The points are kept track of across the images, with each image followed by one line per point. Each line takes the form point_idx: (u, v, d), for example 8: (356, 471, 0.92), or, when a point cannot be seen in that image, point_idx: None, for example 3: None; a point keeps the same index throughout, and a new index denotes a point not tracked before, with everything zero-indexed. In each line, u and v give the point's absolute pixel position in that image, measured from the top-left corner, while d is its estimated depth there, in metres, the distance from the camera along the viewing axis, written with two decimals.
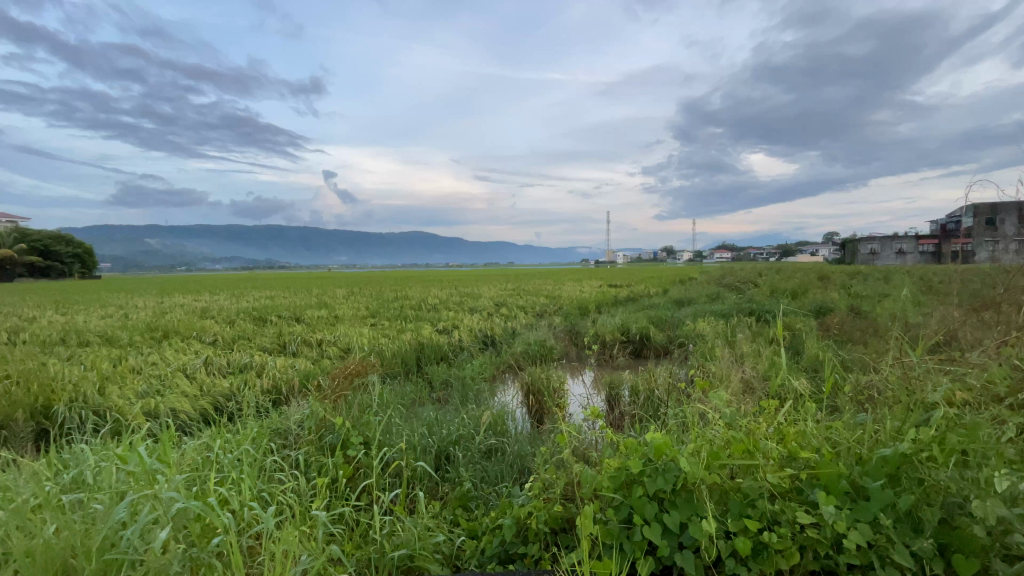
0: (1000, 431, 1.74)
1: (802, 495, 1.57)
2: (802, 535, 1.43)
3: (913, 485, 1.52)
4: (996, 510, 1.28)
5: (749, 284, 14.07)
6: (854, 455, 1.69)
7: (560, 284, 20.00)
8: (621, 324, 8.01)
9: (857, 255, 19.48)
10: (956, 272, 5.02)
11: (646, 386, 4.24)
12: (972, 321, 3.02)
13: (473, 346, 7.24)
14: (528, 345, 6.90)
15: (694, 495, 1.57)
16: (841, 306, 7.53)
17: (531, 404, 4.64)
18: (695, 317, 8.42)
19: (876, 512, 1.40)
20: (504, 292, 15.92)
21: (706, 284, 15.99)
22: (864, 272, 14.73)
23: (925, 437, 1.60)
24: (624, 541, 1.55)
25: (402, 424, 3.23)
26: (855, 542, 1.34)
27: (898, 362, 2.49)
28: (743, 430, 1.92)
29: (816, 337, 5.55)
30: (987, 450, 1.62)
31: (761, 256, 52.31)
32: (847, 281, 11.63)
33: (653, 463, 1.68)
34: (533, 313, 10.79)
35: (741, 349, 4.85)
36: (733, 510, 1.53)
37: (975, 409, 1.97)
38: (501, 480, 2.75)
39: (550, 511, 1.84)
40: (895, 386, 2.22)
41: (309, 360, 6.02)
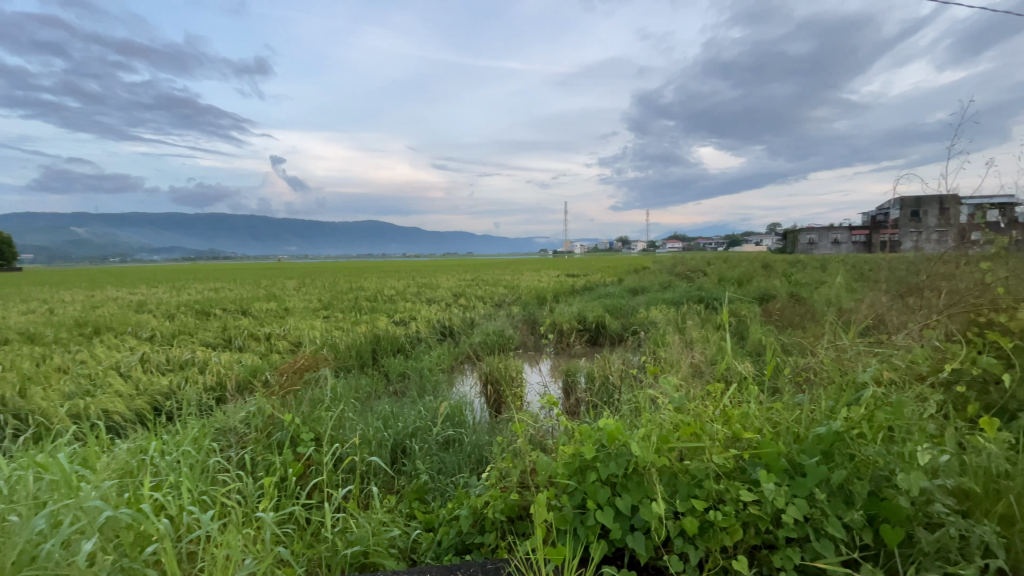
0: (922, 408, 1.87)
1: (744, 474, 1.63)
2: (744, 512, 1.48)
3: (845, 461, 1.60)
4: (919, 482, 1.38)
5: (699, 273, 14.72)
6: (792, 434, 1.76)
7: (519, 274, 20.20)
8: (578, 313, 8.14)
9: (797, 244, 20.53)
10: (884, 260, 5.35)
11: (601, 372, 4.35)
12: (898, 306, 3.23)
13: (430, 337, 7.15)
14: (487, 335, 6.89)
15: (644, 478, 1.59)
16: (783, 293, 7.93)
17: (489, 394, 4.65)
18: (648, 305, 8.66)
19: (812, 487, 1.46)
20: (462, 282, 15.85)
21: (658, 273, 16.49)
22: (801, 261, 15.58)
23: (856, 415, 1.70)
24: (579, 526, 1.57)
25: (356, 418, 3.14)
26: (793, 517, 1.40)
27: (832, 345, 2.66)
28: (690, 412, 1.98)
29: (760, 322, 5.83)
30: (911, 426, 1.74)
31: (710, 246, 54.39)
32: (788, 270, 12.14)
33: (606, 448, 1.69)
34: (492, 303, 10.81)
35: (691, 336, 5.03)
36: (681, 491, 1.57)
37: (900, 387, 2.12)
38: (458, 470, 2.75)
39: (506, 500, 1.83)
40: (830, 368, 2.36)
41: (258, 355, 5.77)
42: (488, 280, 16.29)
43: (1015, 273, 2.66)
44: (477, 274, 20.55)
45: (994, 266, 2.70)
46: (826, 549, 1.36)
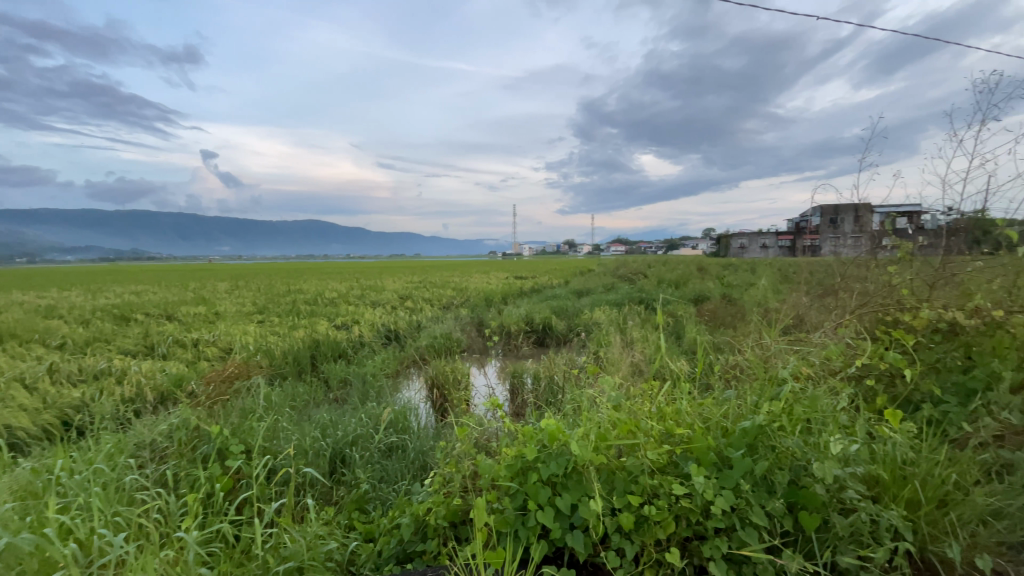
0: (835, 401, 2.03)
1: (677, 468, 1.70)
2: (677, 505, 1.54)
3: (768, 452, 1.70)
4: (831, 470, 1.49)
5: (641, 275, 15.29)
6: (721, 428, 1.85)
7: (467, 276, 20.11)
8: (524, 314, 8.21)
9: (729, 248, 21.81)
10: (805, 263, 5.77)
11: (546, 373, 4.40)
12: (817, 306, 3.49)
13: (373, 342, 6.96)
14: (432, 339, 6.80)
15: (584, 476, 1.62)
16: (716, 294, 8.38)
17: (435, 398, 4.58)
18: (592, 306, 8.89)
19: (738, 478, 1.55)
20: (408, 284, 15.55)
21: (603, 275, 16.91)
22: (733, 264, 16.55)
23: (778, 409, 1.81)
24: (520, 527, 1.57)
25: (292, 427, 3.00)
26: (721, 508, 1.48)
27: (759, 344, 2.82)
28: (627, 411, 2.03)
29: (696, 322, 6.12)
30: (826, 418, 1.88)
31: (652, 249, 56.62)
32: (721, 273, 12.86)
33: (547, 448, 1.71)
34: (439, 305, 10.70)
35: (632, 336, 5.20)
36: (619, 487, 1.60)
37: (817, 382, 2.29)
38: (401, 478, 2.69)
39: (448, 506, 1.81)
40: (756, 366, 2.51)
41: (184, 363, 5.38)
42: (434, 283, 16.08)
43: (917, 276, 2.92)
44: (424, 276, 20.24)
45: (898, 269, 2.96)
46: (750, 537, 1.44)
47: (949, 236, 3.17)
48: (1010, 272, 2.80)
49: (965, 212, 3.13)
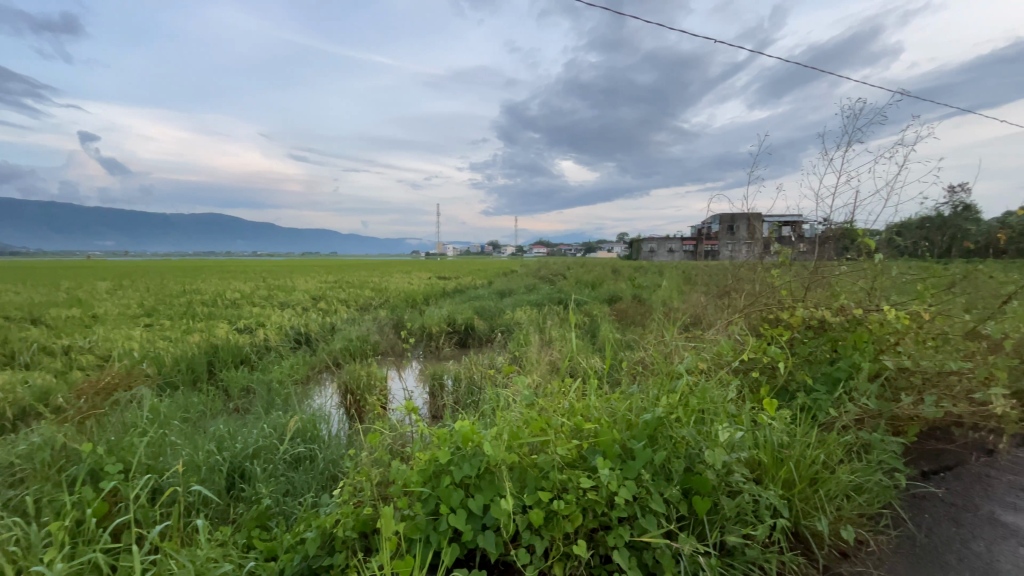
0: (725, 392, 2.21)
1: (585, 462, 1.76)
2: (584, 498, 1.60)
3: (666, 443, 1.81)
4: (720, 456, 1.63)
5: (561, 276, 15.82)
6: (625, 421, 1.95)
7: (387, 276, 19.54)
8: (445, 315, 8.13)
9: (641, 251, 23.18)
10: (706, 266, 6.27)
11: (466, 374, 4.40)
12: (713, 306, 3.80)
13: (282, 346, 6.54)
14: (347, 341, 6.53)
15: (496, 476, 1.63)
16: (628, 295, 8.87)
17: (349, 404, 4.40)
18: (513, 307, 9.02)
19: (639, 468, 1.63)
20: (321, 285, 14.77)
21: (524, 276, 17.21)
22: (645, 266, 17.64)
23: (676, 401, 1.94)
24: (431, 532, 1.55)
25: (183, 441, 2.73)
26: (624, 497, 1.55)
27: (662, 342, 3.02)
28: (539, 409, 2.08)
29: (610, 321, 6.43)
30: (717, 408, 2.05)
31: (571, 251, 58.59)
32: (633, 274, 13.63)
33: (460, 450, 1.70)
34: (356, 307, 10.31)
35: (550, 335, 5.35)
36: (529, 484, 1.63)
37: (710, 375, 2.48)
38: (308, 489, 2.55)
39: (358, 516, 1.74)
40: (658, 362, 2.68)
41: (50, 374, 4.70)
42: (351, 283, 15.45)
43: (795, 279, 3.27)
44: (341, 276, 19.37)
45: (780, 273, 3.30)
46: (650, 523, 1.53)
47: (822, 244, 3.49)
48: (868, 275, 3.21)
49: (836, 222, 3.45)
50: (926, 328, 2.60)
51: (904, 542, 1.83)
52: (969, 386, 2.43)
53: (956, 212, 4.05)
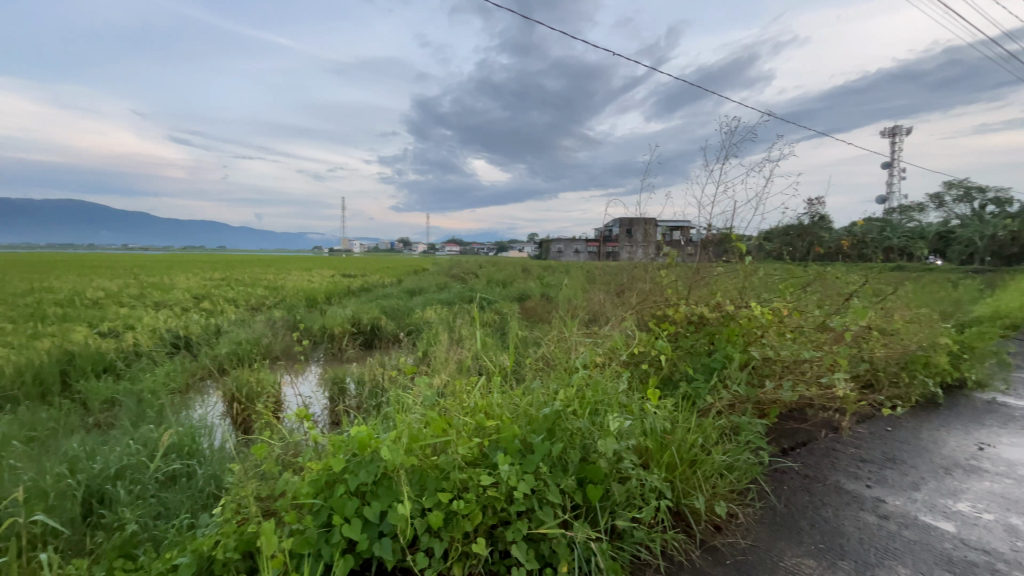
0: (619, 384, 2.35)
1: (487, 459, 1.78)
2: (484, 496, 1.61)
3: (563, 435, 1.88)
4: (611, 445, 1.72)
5: (472, 275, 15.86)
6: (526, 416, 1.99)
7: (286, 274, 18.23)
8: (349, 315, 7.78)
9: (550, 251, 23.96)
10: (607, 266, 6.63)
11: (370, 377, 4.25)
12: (611, 304, 4.03)
13: (157, 351, 5.85)
14: (236, 346, 6.01)
15: (394, 481, 1.58)
16: (537, 294, 9.13)
17: (237, 415, 4.07)
18: (423, 305, 8.87)
19: (538, 462, 1.68)
20: (208, 282, 13.44)
21: (435, 274, 17.00)
22: (554, 266, 18.28)
23: (572, 394, 2.02)
24: (323, 546, 1.48)
25: (25, 467, 2.34)
26: (523, 491, 1.59)
27: (563, 339, 3.14)
28: (441, 409, 2.06)
29: (518, 319, 6.57)
30: (611, 400, 2.17)
31: (483, 250, 58.90)
32: (542, 274, 14.05)
33: (356, 457, 1.63)
34: (248, 307, 9.52)
35: (459, 334, 5.34)
36: (429, 487, 1.61)
37: (606, 369, 2.63)
38: (185, 509, 2.30)
39: (242, 536, 1.61)
40: (558, 358, 2.78)
41: None
42: (243, 280, 14.21)
43: (680, 279, 3.57)
44: (231, 273, 17.71)
45: (668, 273, 3.58)
46: (546, 515, 1.58)
47: (704, 247, 3.77)
48: (741, 276, 3.61)
49: (717, 228, 3.77)
50: (786, 322, 2.97)
51: (766, 513, 2.08)
52: (817, 371, 2.80)
53: (814, 221, 4.67)
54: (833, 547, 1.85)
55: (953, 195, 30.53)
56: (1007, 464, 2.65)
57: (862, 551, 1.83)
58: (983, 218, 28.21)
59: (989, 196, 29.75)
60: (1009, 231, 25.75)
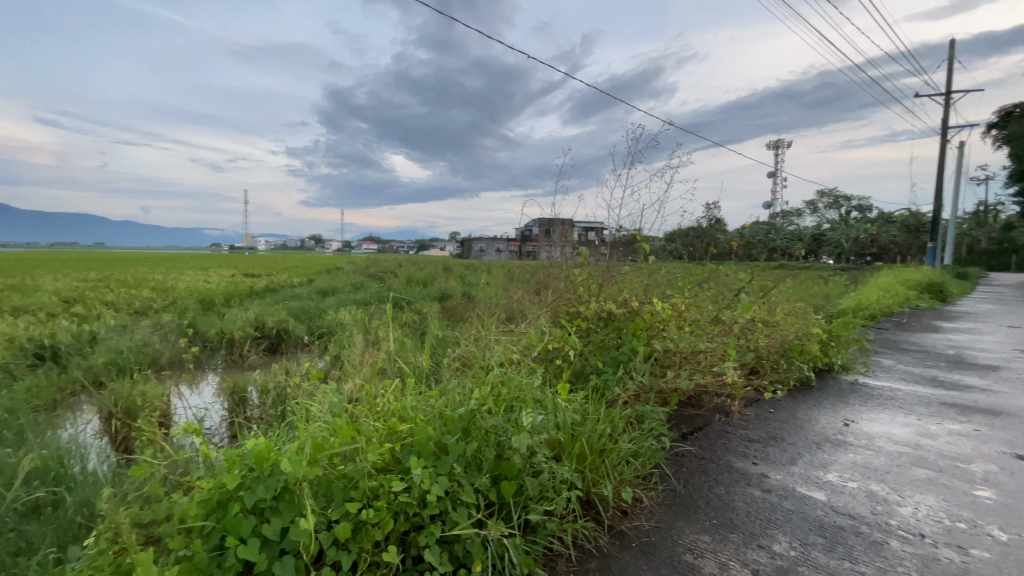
0: (533, 380, 2.40)
1: (399, 464, 1.73)
2: (395, 502, 1.57)
3: (478, 435, 1.89)
4: (524, 441, 1.76)
5: (390, 274, 15.44)
6: (441, 416, 1.97)
7: (179, 273, 16.54)
8: (253, 318, 7.24)
9: (471, 250, 23.92)
10: (526, 265, 6.76)
11: (276, 384, 3.99)
12: (528, 301, 4.11)
13: (15, 364, 5.08)
14: (118, 355, 5.39)
15: (297, 494, 1.49)
16: (457, 293, 9.09)
17: (118, 432, 3.65)
18: (337, 306, 8.48)
19: (452, 463, 1.67)
20: (80, 283, 11.81)
21: (350, 274, 16.30)
22: (474, 265, 18.28)
23: (487, 393, 2.03)
24: (216, 571, 1.36)
25: None
26: (436, 494, 1.57)
27: (479, 338, 3.15)
28: (351, 414, 1.98)
29: (437, 318, 6.50)
30: (525, 397, 2.21)
31: (402, 249, 57.44)
32: (462, 273, 14.00)
33: (254, 472, 1.52)
34: (133, 311, 8.53)
35: (375, 335, 5.18)
36: (336, 497, 1.54)
37: (521, 366, 2.67)
38: (50, 543, 2.01)
39: (117, 569, 1.43)
40: (474, 358, 2.78)
41: None
42: (125, 281, 12.67)
43: (593, 277, 3.73)
44: (110, 272, 15.75)
45: (581, 271, 3.72)
46: (461, 516, 1.58)
47: (614, 247, 4.02)
48: (646, 274, 3.86)
49: (627, 230, 4.04)
50: (685, 316, 3.21)
51: (668, 495, 2.24)
52: (711, 361, 3.06)
53: (711, 224, 5.10)
54: (725, 522, 2.03)
55: (824, 202, 34.80)
56: (864, 436, 3.07)
57: (749, 523, 2.02)
58: (846, 223, 32.48)
59: (851, 204, 34.29)
60: (866, 234, 29.88)
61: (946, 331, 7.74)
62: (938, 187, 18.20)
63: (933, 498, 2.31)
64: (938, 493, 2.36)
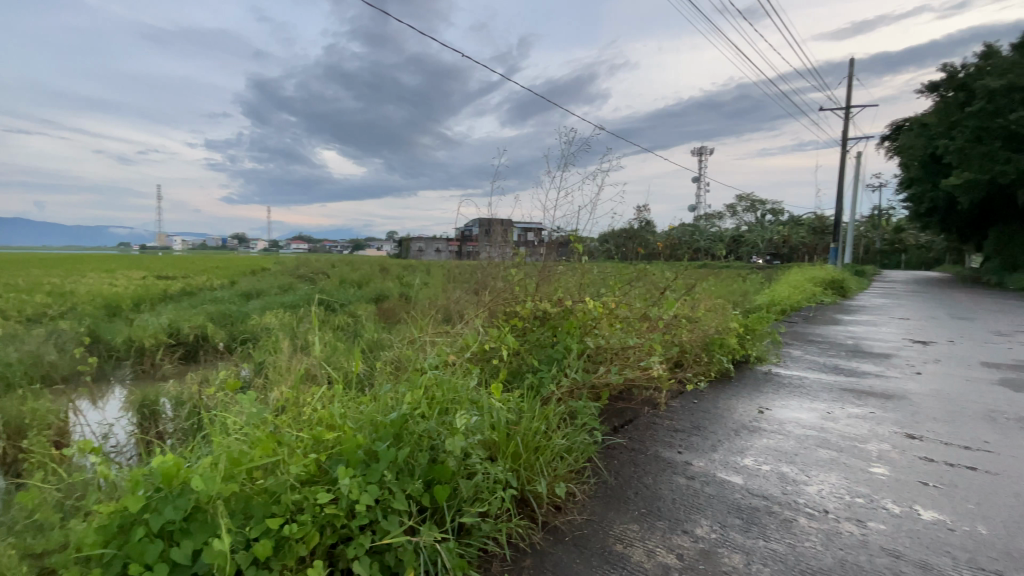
0: (469, 381, 2.38)
1: (326, 474, 1.66)
2: (320, 515, 1.50)
3: (410, 440, 1.85)
4: (458, 444, 1.74)
5: (322, 275, 14.81)
6: (371, 422, 1.91)
7: (79, 275, 14.95)
8: (168, 323, 6.70)
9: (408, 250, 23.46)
10: (465, 265, 6.74)
11: (193, 395, 3.71)
12: (465, 301, 4.10)
13: None
14: (4, 368, 4.90)
15: (211, 513, 1.40)
16: (394, 294, 8.89)
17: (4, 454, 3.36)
18: (263, 309, 8.02)
19: (382, 470, 1.62)
20: None
21: (279, 274, 15.48)
22: (412, 265, 17.94)
23: (420, 396, 2.00)
24: None
25: None
26: (365, 504, 1.52)
27: (414, 340, 3.10)
28: (274, 425, 1.88)
29: (372, 321, 6.32)
30: (460, 399, 2.19)
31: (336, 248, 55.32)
32: (399, 273, 13.69)
33: (161, 492, 1.41)
34: (21, 318, 7.63)
35: (305, 340, 4.96)
36: (256, 514, 1.46)
37: (457, 367, 2.65)
38: None
39: None
40: (408, 361, 2.73)
41: None
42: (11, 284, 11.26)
43: (529, 277, 3.77)
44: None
45: (518, 271, 3.76)
46: (392, 525, 1.54)
47: (551, 247, 4.11)
48: (580, 274, 3.97)
49: (564, 231, 4.14)
50: (616, 314, 3.33)
51: (600, 488, 2.31)
52: (639, 356, 3.19)
53: (642, 226, 5.33)
54: (653, 510, 2.13)
55: (743, 206, 37.37)
56: (777, 422, 3.33)
57: (674, 510, 2.13)
58: (762, 226, 35.07)
59: (767, 208, 37.12)
60: (779, 236, 32.46)
61: (845, 323, 8.58)
62: (839, 193, 20.12)
63: (836, 476, 2.55)
64: (840, 472, 2.61)
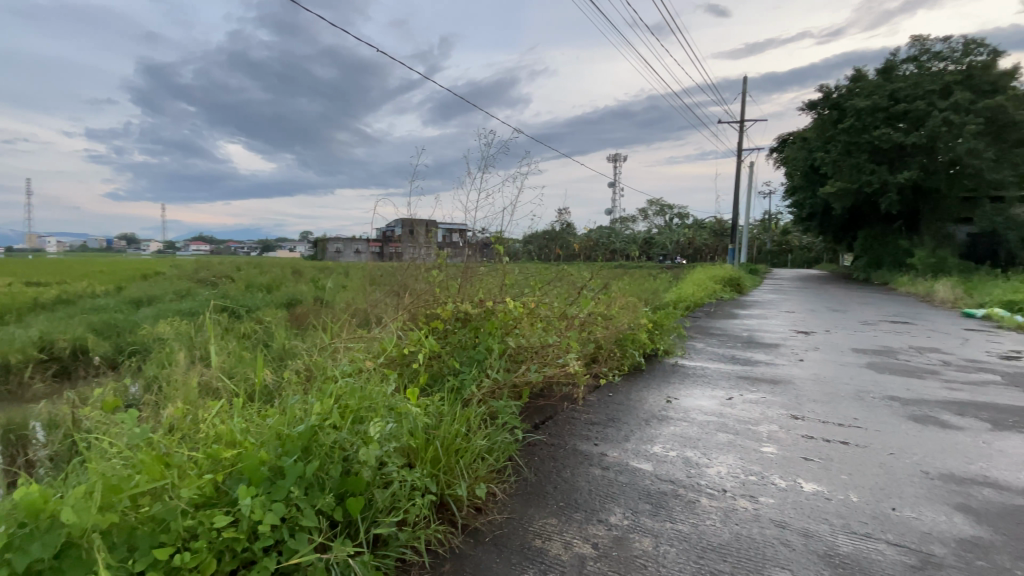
0: (385, 387, 2.32)
1: (225, 495, 1.55)
2: (218, 538, 1.40)
3: (320, 452, 1.77)
4: (372, 453, 1.69)
5: (226, 279, 13.69)
6: (277, 436, 1.80)
7: None
8: (36, 336, 5.86)
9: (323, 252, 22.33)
10: (384, 268, 6.56)
11: (69, 417, 3.29)
12: (385, 303, 3.99)
13: None
14: None
15: (86, 549, 1.25)
16: (307, 298, 8.43)
17: None
18: (155, 318, 7.26)
19: (289, 486, 1.54)
20: None
21: (174, 279, 14.08)
22: (328, 268, 17.12)
23: (331, 406, 1.91)
24: None
25: None
26: (270, 523, 1.43)
27: (329, 346, 2.97)
28: (164, 445, 1.71)
29: (283, 327, 5.95)
30: (375, 406, 2.13)
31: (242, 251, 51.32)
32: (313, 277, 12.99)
33: (22, 529, 1.24)
34: None
35: (206, 350, 4.56)
36: (142, 544, 1.33)
37: (373, 372, 2.57)
38: None
39: None
40: (321, 368, 2.61)
41: None
42: None
43: (453, 278, 3.76)
44: None
45: (441, 272, 3.73)
46: (299, 543, 1.47)
47: (478, 248, 4.11)
48: (502, 275, 4.01)
49: (489, 232, 4.14)
50: (536, 313, 3.41)
51: (519, 485, 2.35)
52: (558, 354, 3.28)
53: (562, 229, 5.50)
54: (569, 503, 2.20)
55: (654, 210, 39.78)
56: (683, 410, 3.58)
57: (590, 501, 2.22)
58: (672, 228, 37.50)
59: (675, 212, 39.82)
60: (686, 238, 34.90)
61: (742, 317, 9.43)
62: (737, 198, 22.03)
63: (733, 457, 2.80)
64: (737, 453, 2.86)
